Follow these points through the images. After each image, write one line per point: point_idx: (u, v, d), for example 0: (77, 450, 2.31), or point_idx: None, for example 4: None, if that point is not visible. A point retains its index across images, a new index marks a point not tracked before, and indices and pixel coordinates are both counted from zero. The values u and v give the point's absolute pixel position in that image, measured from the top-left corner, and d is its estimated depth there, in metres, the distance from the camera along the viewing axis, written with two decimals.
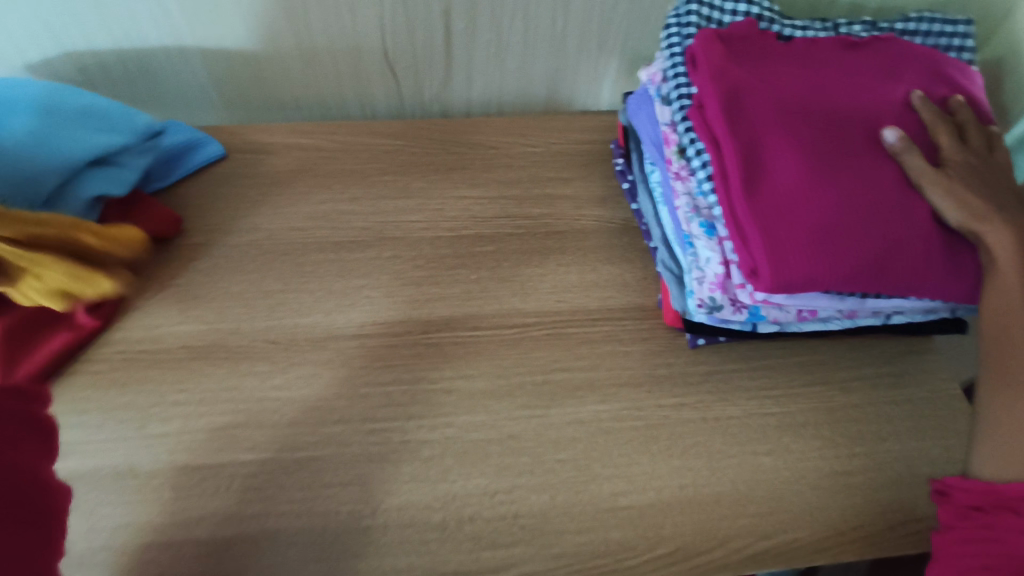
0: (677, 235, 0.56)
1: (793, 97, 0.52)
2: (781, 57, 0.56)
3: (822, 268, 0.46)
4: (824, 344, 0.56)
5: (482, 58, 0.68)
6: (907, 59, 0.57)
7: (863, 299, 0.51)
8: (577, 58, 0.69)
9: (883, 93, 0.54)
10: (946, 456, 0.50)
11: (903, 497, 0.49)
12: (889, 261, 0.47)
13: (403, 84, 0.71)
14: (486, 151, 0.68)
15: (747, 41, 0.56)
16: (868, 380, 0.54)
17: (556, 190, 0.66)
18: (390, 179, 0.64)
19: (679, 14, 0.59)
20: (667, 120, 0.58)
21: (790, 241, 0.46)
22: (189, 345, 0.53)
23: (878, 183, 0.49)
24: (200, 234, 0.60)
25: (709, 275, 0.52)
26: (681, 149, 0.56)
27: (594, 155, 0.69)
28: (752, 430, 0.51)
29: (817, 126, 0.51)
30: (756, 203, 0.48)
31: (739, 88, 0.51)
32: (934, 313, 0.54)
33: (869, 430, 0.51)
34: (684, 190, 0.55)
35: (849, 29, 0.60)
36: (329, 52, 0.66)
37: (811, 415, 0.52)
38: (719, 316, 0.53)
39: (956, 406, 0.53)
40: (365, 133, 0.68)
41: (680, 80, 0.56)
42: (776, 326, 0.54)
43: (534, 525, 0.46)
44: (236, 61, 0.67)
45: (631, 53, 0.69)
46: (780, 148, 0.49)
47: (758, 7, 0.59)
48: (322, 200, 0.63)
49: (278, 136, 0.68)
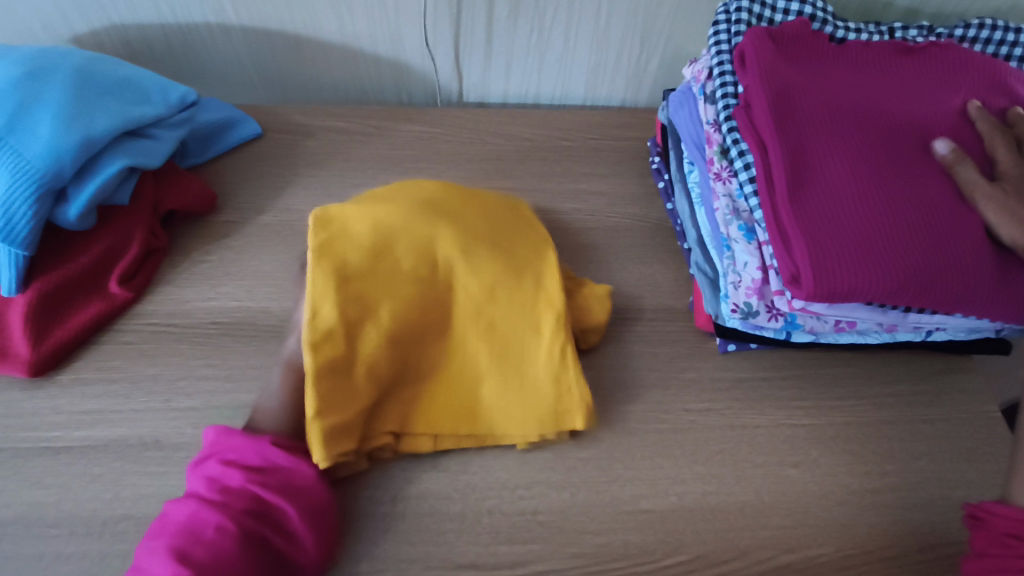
0: (714, 237, 0.54)
1: (843, 102, 0.50)
2: (832, 59, 0.55)
3: (867, 278, 0.44)
4: (859, 358, 0.55)
5: (522, 49, 0.68)
6: (965, 66, 0.55)
7: (906, 313, 0.49)
8: (619, 54, 0.68)
9: (938, 101, 0.52)
10: (983, 481, 0.49)
11: (936, 519, 0.47)
12: (938, 275, 0.45)
13: (442, 72, 0.70)
14: (521, 142, 0.67)
15: (799, 42, 0.55)
16: (903, 397, 0.53)
17: (589, 185, 0.65)
18: (423, 167, 0.64)
19: (728, 12, 0.57)
20: (711, 119, 0.57)
21: (834, 249, 0.45)
22: (220, 321, 0.54)
23: (930, 195, 0.47)
24: (234, 213, 0.61)
25: (746, 280, 0.51)
26: (723, 149, 0.55)
27: (629, 152, 0.68)
28: (780, 440, 0.50)
29: (868, 132, 0.49)
30: (800, 208, 0.47)
31: (788, 90, 0.50)
32: (979, 332, 0.52)
33: (902, 449, 0.50)
34: (724, 192, 0.54)
35: (904, 34, 0.58)
36: (371, 37, 0.66)
37: (841, 429, 0.50)
38: (753, 322, 0.51)
39: (995, 430, 0.51)
40: (401, 119, 0.68)
41: (726, 79, 0.55)
42: (811, 336, 0.53)
43: (552, 522, 0.45)
44: (278, 42, 0.67)
45: (674, 50, 0.68)
46: (828, 153, 0.48)
47: (812, 7, 0.57)
48: (355, 184, 0.63)
49: (315, 119, 0.68)
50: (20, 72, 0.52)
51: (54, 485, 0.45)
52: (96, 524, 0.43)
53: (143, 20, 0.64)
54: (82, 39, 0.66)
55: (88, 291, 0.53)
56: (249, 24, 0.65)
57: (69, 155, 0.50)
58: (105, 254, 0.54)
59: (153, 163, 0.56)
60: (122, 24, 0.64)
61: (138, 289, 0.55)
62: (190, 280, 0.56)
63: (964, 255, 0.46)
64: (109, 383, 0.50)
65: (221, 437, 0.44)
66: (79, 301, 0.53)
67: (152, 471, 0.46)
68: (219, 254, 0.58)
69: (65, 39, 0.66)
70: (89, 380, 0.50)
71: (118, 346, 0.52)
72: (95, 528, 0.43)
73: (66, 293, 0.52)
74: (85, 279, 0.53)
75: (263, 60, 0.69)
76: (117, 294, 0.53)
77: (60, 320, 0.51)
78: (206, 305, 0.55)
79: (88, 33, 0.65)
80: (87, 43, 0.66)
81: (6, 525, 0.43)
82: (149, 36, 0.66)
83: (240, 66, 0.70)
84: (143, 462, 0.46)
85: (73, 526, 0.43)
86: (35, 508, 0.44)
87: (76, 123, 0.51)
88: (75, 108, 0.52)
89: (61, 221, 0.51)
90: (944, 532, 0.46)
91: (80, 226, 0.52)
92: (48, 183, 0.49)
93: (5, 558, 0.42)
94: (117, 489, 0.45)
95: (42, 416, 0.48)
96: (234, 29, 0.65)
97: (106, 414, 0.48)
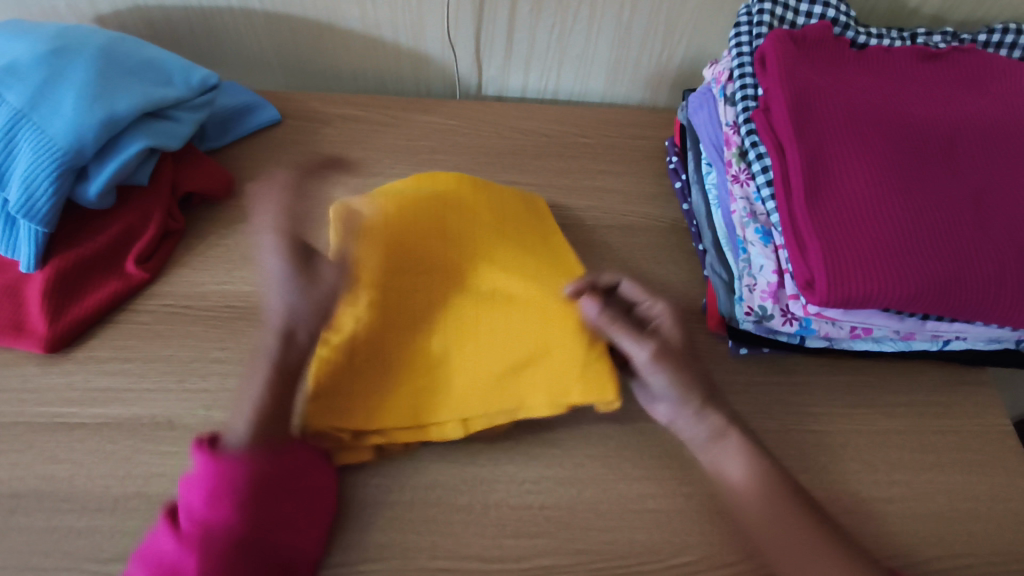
0: (730, 240, 0.55)
1: (864, 106, 0.50)
2: (854, 62, 0.54)
3: (885, 284, 0.44)
4: (870, 366, 0.55)
5: (544, 44, 0.67)
6: (990, 72, 0.54)
7: (923, 321, 0.49)
8: (640, 51, 0.68)
9: (961, 106, 0.52)
10: (992, 494, 0.48)
11: (946, 531, 0.46)
12: (957, 282, 0.45)
13: (462, 64, 0.70)
14: (538, 138, 0.67)
15: (821, 45, 0.54)
16: (914, 407, 0.52)
17: (606, 183, 0.65)
18: (439, 158, 0.64)
19: (751, 13, 0.57)
20: (730, 121, 0.56)
21: (851, 254, 0.45)
22: (234, 305, 0.54)
23: (949, 202, 0.47)
24: (251, 198, 0.61)
25: (761, 284, 0.51)
26: (742, 152, 0.54)
27: (647, 151, 0.68)
28: (790, 445, 0.49)
29: (888, 138, 0.49)
30: (818, 213, 0.46)
31: (808, 94, 0.50)
32: (996, 342, 0.51)
33: (913, 459, 0.50)
34: (741, 194, 0.53)
35: (928, 40, 0.58)
36: (392, 25, 0.66)
37: (851, 437, 0.50)
38: (767, 326, 0.51)
39: (1007, 444, 0.51)
40: (419, 110, 0.68)
41: (746, 81, 0.54)
42: (825, 342, 0.53)
43: (558, 518, 0.46)
44: (299, 29, 0.67)
45: (695, 50, 0.68)
46: (847, 159, 0.48)
47: (834, 11, 0.57)
48: (371, 173, 0.63)
49: (333, 107, 0.68)
50: (45, 49, 0.52)
51: (66, 460, 0.45)
52: (107, 501, 0.44)
53: (167, 3, 0.64)
54: (106, 19, 0.66)
55: (105, 270, 0.54)
56: (271, 10, 0.65)
57: (91, 133, 0.50)
58: (123, 235, 0.55)
59: (171, 145, 0.56)
60: (146, 6, 0.65)
61: (154, 271, 0.55)
62: (206, 263, 0.57)
63: (986, 263, 0.45)
64: (124, 362, 0.50)
65: (209, 465, 0.40)
66: (96, 280, 0.53)
67: (163, 451, 0.46)
68: (234, 238, 0.58)
69: (89, 18, 0.66)
70: (105, 358, 0.50)
71: (132, 325, 0.52)
72: (106, 505, 0.44)
73: (83, 271, 0.53)
74: (102, 258, 0.54)
75: (284, 47, 0.69)
76: (134, 275, 0.54)
77: (76, 297, 0.52)
78: (221, 289, 0.55)
79: (111, 14, 0.66)
80: (111, 23, 0.66)
81: (19, 498, 0.44)
82: (172, 18, 0.66)
83: (261, 52, 0.70)
84: (155, 442, 0.46)
85: (85, 502, 0.44)
86: (49, 483, 0.44)
87: (99, 101, 0.51)
88: (98, 86, 0.52)
89: (81, 199, 0.52)
90: (952, 544, 0.46)
91: (99, 205, 0.53)
92: (69, 159, 0.49)
93: (18, 530, 0.42)
94: (128, 468, 0.45)
95: (57, 392, 0.49)
96: (257, 14, 0.65)
97: (119, 392, 0.49)
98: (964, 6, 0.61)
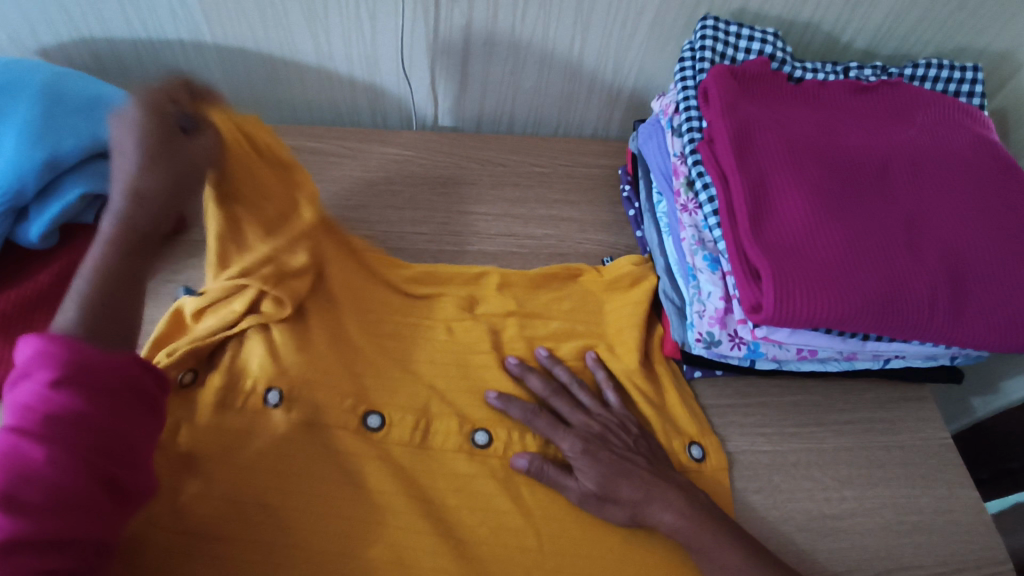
0: (681, 266, 0.56)
1: (802, 137, 0.53)
2: (791, 97, 0.57)
3: (827, 304, 0.45)
4: (814, 385, 0.57)
5: (497, 76, 0.69)
6: (918, 103, 0.58)
7: (863, 341, 0.50)
8: (591, 83, 0.70)
9: (889, 136, 0.55)
10: (935, 506, 0.50)
11: (890, 545, 0.48)
12: (899, 301, 0.46)
13: (417, 95, 0.71)
14: (495, 168, 0.69)
15: (759, 79, 0.57)
16: (858, 424, 0.54)
17: (560, 212, 0.66)
18: (395, 190, 0.66)
19: (694, 49, 0.59)
20: (678, 151, 0.58)
21: (799, 277, 0.46)
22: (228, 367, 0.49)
23: (883, 225, 0.49)
24: None
25: (709, 310, 0.52)
26: (690, 181, 0.56)
27: (601, 180, 0.70)
28: (743, 467, 0.51)
29: (825, 167, 0.51)
30: (762, 239, 0.48)
31: (749, 126, 0.52)
32: (933, 359, 0.53)
33: (860, 473, 0.51)
34: (690, 223, 0.55)
35: (859, 73, 0.61)
36: (347, 58, 0.67)
37: (803, 455, 0.52)
38: (717, 351, 0.53)
39: (949, 456, 0.53)
40: (376, 141, 0.69)
41: (691, 114, 0.56)
42: (774, 363, 0.54)
43: (520, 548, 0.46)
44: (252, 61, 0.67)
45: (643, 82, 0.70)
46: (788, 188, 0.50)
47: (771, 47, 0.60)
48: (327, 204, 0.64)
49: (288, 139, 0.68)
50: None
51: None
52: None
53: (114, 35, 0.64)
54: (49, 51, 0.65)
55: (50, 310, 0.52)
56: (224, 44, 0.65)
57: (32, 174, 0.49)
58: (65, 273, 0.53)
59: None
60: (92, 38, 0.64)
61: None
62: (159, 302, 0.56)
63: (920, 283, 0.47)
64: None
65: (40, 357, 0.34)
66: (42, 323, 0.51)
67: None
68: None
69: (30, 51, 0.65)
70: None
71: None
72: None
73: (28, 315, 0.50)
74: (49, 298, 0.52)
75: (236, 81, 0.69)
76: None
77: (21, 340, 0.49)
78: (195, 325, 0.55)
79: (55, 46, 0.65)
80: (54, 56, 0.66)
81: None
82: (119, 50, 0.65)
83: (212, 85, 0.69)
84: None
85: None
86: None
87: (42, 140, 0.50)
88: (42, 126, 0.51)
89: (22, 240, 0.51)
90: (130, 452, 0.36)
91: (44, 246, 0.52)
92: (8, 202, 0.49)
93: None
94: None
95: None
96: (209, 49, 0.65)
97: None
98: (892, 40, 0.65)
